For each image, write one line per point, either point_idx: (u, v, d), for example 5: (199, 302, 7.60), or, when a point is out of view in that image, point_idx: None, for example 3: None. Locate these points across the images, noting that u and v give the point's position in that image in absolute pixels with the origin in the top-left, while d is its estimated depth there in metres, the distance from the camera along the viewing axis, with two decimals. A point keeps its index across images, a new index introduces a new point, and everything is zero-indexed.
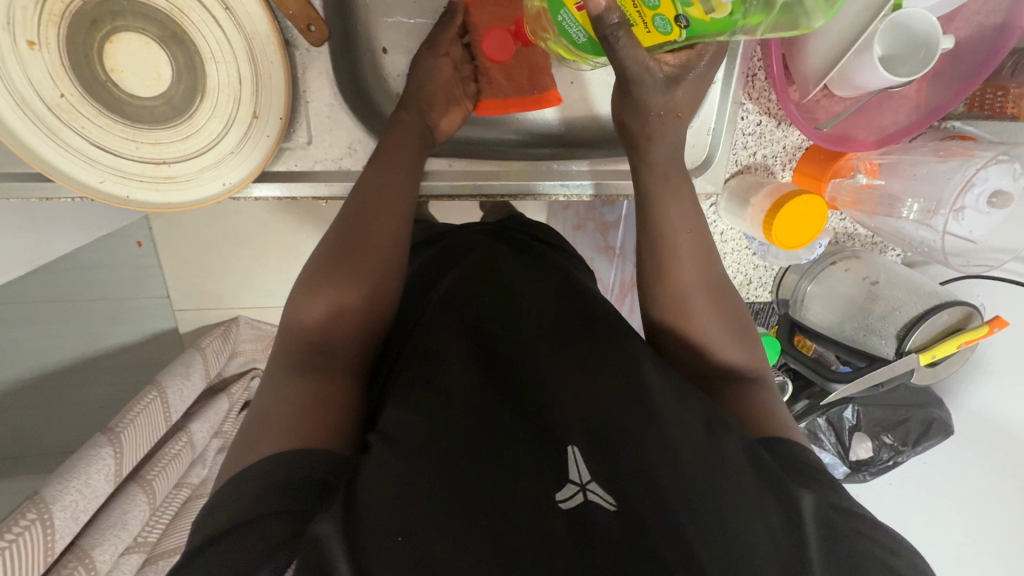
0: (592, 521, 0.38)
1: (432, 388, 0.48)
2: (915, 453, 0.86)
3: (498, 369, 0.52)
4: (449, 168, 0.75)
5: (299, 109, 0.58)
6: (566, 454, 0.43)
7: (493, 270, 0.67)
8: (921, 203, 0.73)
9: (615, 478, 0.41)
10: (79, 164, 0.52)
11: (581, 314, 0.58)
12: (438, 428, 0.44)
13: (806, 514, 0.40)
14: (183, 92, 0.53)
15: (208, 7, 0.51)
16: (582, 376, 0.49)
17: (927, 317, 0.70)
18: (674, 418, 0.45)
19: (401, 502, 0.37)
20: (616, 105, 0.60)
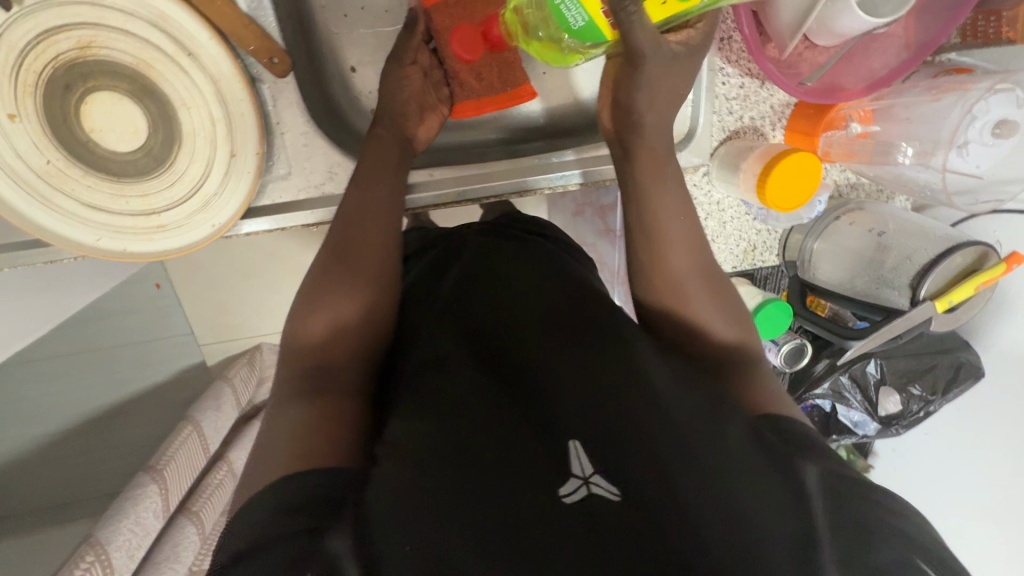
0: (598, 514, 0.37)
1: (430, 393, 0.48)
2: (945, 400, 0.84)
3: (499, 363, 0.52)
4: (429, 179, 0.74)
5: (275, 141, 0.59)
6: (568, 447, 0.41)
7: (488, 269, 0.66)
8: (916, 145, 0.71)
9: (618, 465, 0.40)
10: (76, 225, 0.54)
11: (579, 304, 0.57)
12: (437, 433, 0.43)
13: (814, 491, 0.39)
14: (161, 142, 0.55)
15: (172, 56, 0.52)
16: (582, 365, 0.48)
17: (939, 263, 0.68)
18: (678, 401, 0.45)
19: (405, 511, 0.38)
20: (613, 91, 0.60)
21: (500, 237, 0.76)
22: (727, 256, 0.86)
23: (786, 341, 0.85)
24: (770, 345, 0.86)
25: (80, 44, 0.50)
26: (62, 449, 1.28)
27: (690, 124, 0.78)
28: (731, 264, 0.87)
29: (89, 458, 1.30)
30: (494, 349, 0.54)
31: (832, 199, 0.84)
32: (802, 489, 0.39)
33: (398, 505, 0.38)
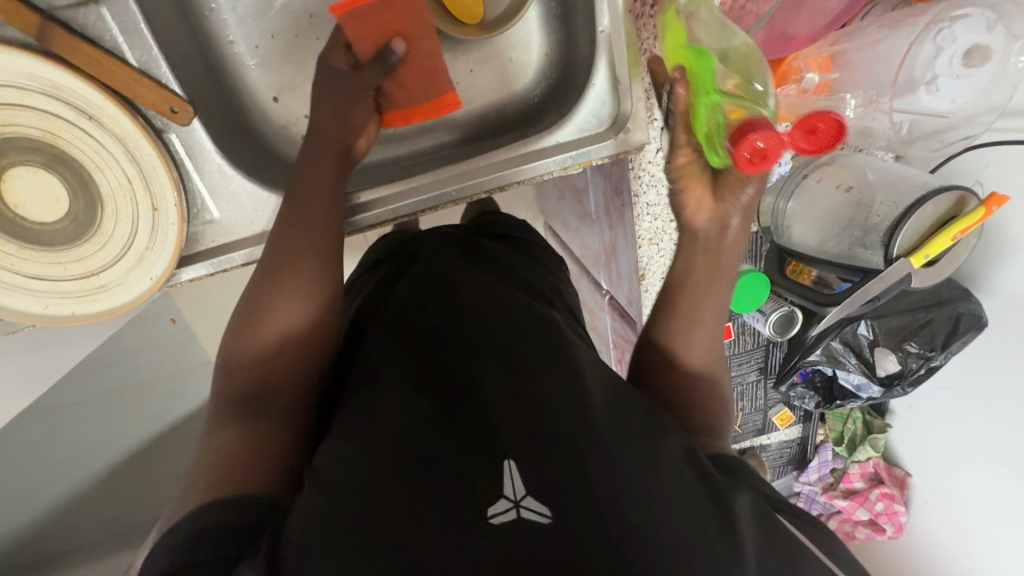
0: (522, 536, 0.36)
1: (368, 417, 0.48)
2: (949, 354, 0.78)
3: (441, 384, 0.51)
4: (362, 200, 0.67)
5: (196, 188, 0.59)
6: (504, 468, 0.40)
7: (434, 281, 0.65)
8: (860, 96, 0.67)
9: (549, 485, 0.39)
10: (21, 298, 0.56)
11: (523, 321, 0.57)
12: (370, 458, 0.43)
13: (741, 512, 0.40)
14: (84, 207, 0.56)
15: (74, 122, 0.52)
16: (519, 386, 0.48)
17: (909, 214, 0.63)
18: (617, 427, 0.44)
19: (330, 529, 0.37)
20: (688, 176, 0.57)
21: (453, 242, 0.75)
22: None
23: (772, 310, 0.81)
24: (756, 315, 0.82)
25: None
26: None
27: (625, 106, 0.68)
28: None
29: None
30: (437, 368, 0.53)
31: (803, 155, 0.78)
32: (729, 512, 0.40)
33: (325, 523, 0.37)
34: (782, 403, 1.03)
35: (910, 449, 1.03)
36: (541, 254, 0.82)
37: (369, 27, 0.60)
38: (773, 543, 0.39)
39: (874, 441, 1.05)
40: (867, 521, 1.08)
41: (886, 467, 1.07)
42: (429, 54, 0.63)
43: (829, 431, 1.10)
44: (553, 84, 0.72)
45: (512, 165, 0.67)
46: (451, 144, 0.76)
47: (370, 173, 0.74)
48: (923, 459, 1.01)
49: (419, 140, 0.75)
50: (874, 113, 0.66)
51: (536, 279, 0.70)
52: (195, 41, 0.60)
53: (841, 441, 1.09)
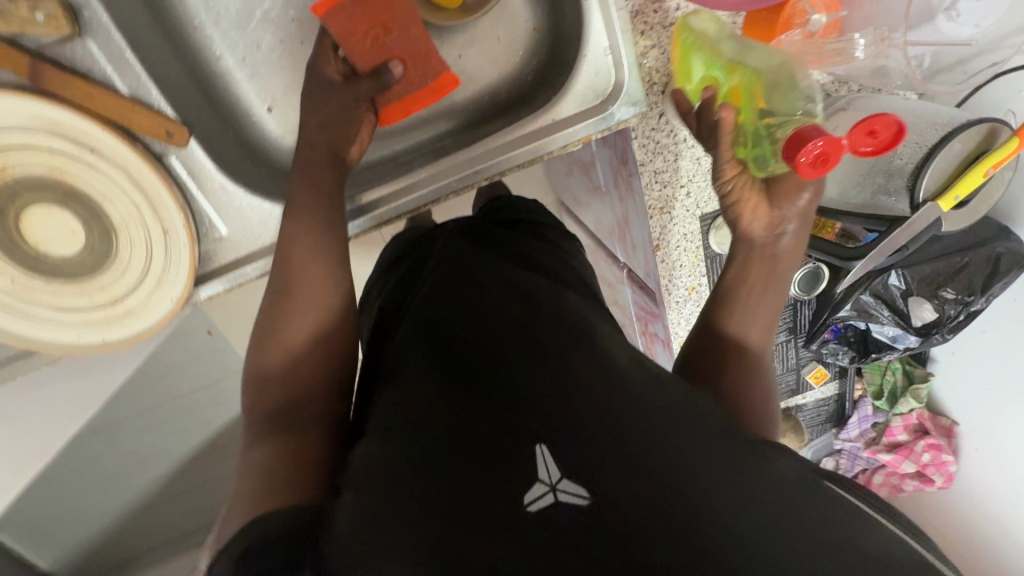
0: (561, 519, 0.36)
1: (398, 408, 0.48)
2: (989, 298, 0.74)
3: (465, 367, 0.50)
4: (362, 202, 0.67)
5: (202, 207, 0.60)
6: (536, 454, 0.40)
7: (451, 270, 0.64)
8: (869, 34, 0.61)
9: (584, 467, 0.38)
10: (56, 330, 0.59)
11: (542, 300, 0.56)
12: (405, 449, 0.43)
13: (780, 470, 0.39)
14: (99, 238, 0.57)
15: (78, 157, 0.54)
16: (545, 365, 0.48)
17: (935, 155, 0.59)
18: (648, 401, 0.43)
19: (374, 526, 0.38)
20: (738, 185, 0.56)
21: (467, 232, 0.74)
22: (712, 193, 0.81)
23: (796, 268, 0.78)
24: None
25: None
26: None
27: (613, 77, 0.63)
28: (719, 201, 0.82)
29: None
30: (460, 352, 0.52)
31: None
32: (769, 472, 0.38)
33: (368, 522, 0.38)
34: (816, 360, 0.99)
35: (955, 396, 1.00)
36: (554, 233, 0.80)
37: (353, 23, 0.61)
38: (822, 499, 0.37)
39: (916, 393, 1.02)
40: (914, 472, 1.05)
41: (932, 417, 1.03)
42: (418, 38, 0.63)
43: (868, 385, 1.05)
44: (545, 59, 0.70)
45: (513, 146, 0.65)
46: (450, 132, 0.74)
47: (367, 174, 0.73)
48: (971, 405, 0.97)
49: (418, 132, 0.74)
50: (888, 49, 0.61)
51: (551, 261, 0.68)
52: (183, 61, 0.60)
53: (881, 395, 1.05)
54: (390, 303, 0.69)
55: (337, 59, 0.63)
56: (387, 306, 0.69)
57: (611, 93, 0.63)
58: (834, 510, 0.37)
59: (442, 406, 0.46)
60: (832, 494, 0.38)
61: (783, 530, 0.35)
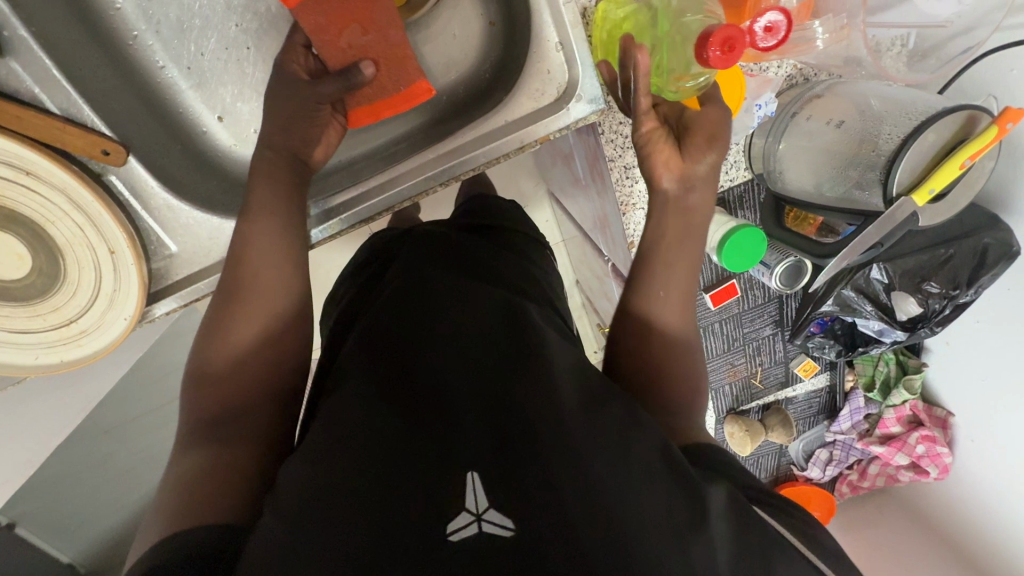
0: (483, 552, 0.35)
1: (334, 423, 0.47)
2: (977, 290, 0.70)
3: (406, 380, 0.49)
4: (320, 210, 0.65)
5: (148, 224, 0.59)
6: (465, 480, 0.39)
7: (404, 280, 0.62)
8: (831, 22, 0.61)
9: (510, 495, 0.38)
10: (14, 351, 0.59)
11: (493, 315, 0.55)
12: (334, 467, 0.42)
13: (712, 505, 0.38)
14: (46, 259, 0.57)
15: (14, 180, 0.52)
16: (485, 384, 0.46)
17: (909, 145, 0.55)
18: (586, 422, 0.42)
19: (294, 556, 0.36)
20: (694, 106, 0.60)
21: (427, 237, 0.73)
22: None
23: (777, 262, 0.76)
24: (760, 270, 0.77)
25: None
26: None
27: (569, 71, 0.60)
28: None
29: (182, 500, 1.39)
30: (403, 362, 0.51)
31: (793, 88, 0.70)
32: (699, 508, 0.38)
33: (289, 551, 0.37)
34: (804, 353, 0.97)
35: (951, 386, 0.96)
36: (517, 237, 0.79)
37: (329, 19, 0.57)
38: (746, 542, 0.37)
39: (908, 384, 0.98)
40: (908, 464, 1.03)
41: (926, 408, 1.00)
42: (395, 42, 0.59)
43: (859, 377, 1.03)
44: (501, 55, 0.67)
45: (466, 149, 0.63)
46: (408, 135, 0.72)
47: (327, 180, 0.71)
48: (967, 395, 0.94)
49: (375, 135, 0.72)
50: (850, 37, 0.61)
51: (509, 267, 0.67)
52: (123, 73, 0.59)
53: (873, 386, 1.02)
54: (345, 314, 0.67)
55: (307, 56, 0.61)
56: (341, 317, 0.67)
57: (567, 90, 0.60)
58: (754, 554, 0.37)
59: (376, 425, 0.45)
60: (754, 533, 0.38)
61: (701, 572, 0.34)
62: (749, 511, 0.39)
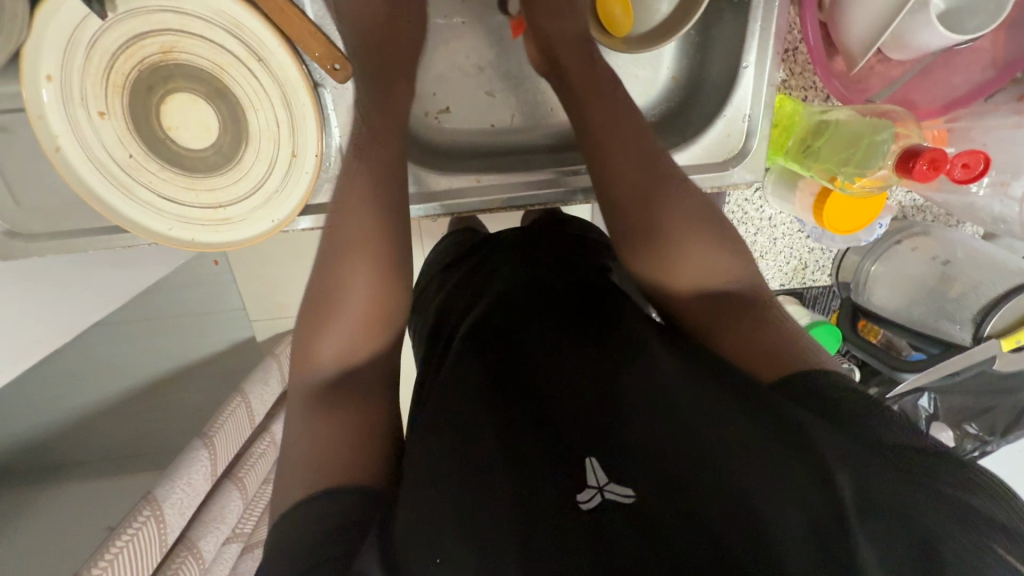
0: (609, 523, 0.37)
1: (442, 395, 0.49)
2: (1003, 441, 0.80)
3: (513, 371, 0.51)
4: (479, 184, 0.68)
5: (333, 142, 0.61)
6: (584, 463, 0.41)
7: (507, 269, 0.65)
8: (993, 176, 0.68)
9: (630, 475, 0.40)
10: (151, 215, 0.58)
11: (596, 316, 0.56)
12: (451, 436, 0.44)
13: (830, 454, 0.36)
14: (230, 140, 0.58)
15: (244, 61, 0.55)
16: (594, 372, 0.48)
17: (1007, 299, 0.65)
18: (695, 403, 0.41)
19: (420, 517, 0.37)
20: (837, 218, 0.66)
21: (530, 234, 0.75)
22: (775, 273, 0.84)
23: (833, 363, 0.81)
24: None
25: (163, 48, 0.54)
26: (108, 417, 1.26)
27: (744, 140, 0.66)
28: (779, 281, 0.85)
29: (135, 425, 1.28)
30: (510, 350, 0.53)
31: (894, 221, 0.79)
32: (822, 465, 0.35)
33: (415, 512, 0.38)
34: None
35: None
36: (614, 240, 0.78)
37: None
38: (877, 485, 0.34)
39: None
40: None
41: None
42: None
43: None
44: (674, 106, 0.71)
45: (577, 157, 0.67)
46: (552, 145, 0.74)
47: (463, 161, 0.72)
48: None
49: (529, 133, 0.74)
50: (1000, 196, 0.68)
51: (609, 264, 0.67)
52: None
53: None
54: (448, 301, 0.69)
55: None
56: (445, 304, 0.69)
57: (736, 156, 0.67)
58: (892, 500, 0.34)
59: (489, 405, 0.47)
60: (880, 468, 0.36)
61: (837, 526, 0.32)
62: (867, 453, 0.37)
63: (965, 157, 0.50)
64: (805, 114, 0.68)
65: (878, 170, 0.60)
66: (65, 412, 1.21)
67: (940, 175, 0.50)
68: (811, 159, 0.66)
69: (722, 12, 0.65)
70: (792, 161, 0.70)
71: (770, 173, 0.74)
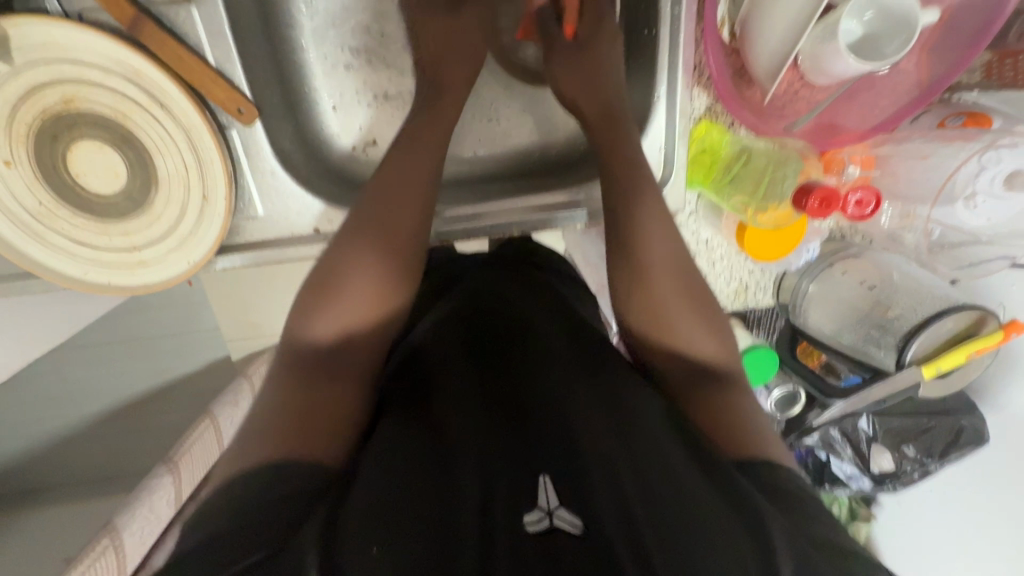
0: (556, 546, 0.35)
1: (420, 405, 0.49)
2: (943, 463, 0.78)
3: (491, 385, 0.51)
4: (451, 218, 0.69)
5: (243, 182, 0.61)
6: (539, 480, 0.40)
7: (494, 293, 0.64)
8: (903, 203, 0.71)
9: (584, 495, 0.38)
10: (66, 262, 0.58)
11: (576, 341, 0.56)
12: (423, 441, 0.43)
13: (775, 529, 0.36)
14: (140, 184, 0.58)
15: (147, 108, 0.55)
16: (574, 397, 0.47)
17: (927, 327, 0.64)
18: (660, 444, 0.42)
19: (374, 512, 0.36)
20: (754, 252, 0.69)
21: (517, 255, 0.74)
22: (717, 294, 0.82)
23: (776, 385, 0.80)
24: (757, 389, 0.81)
25: (65, 98, 0.54)
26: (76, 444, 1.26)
27: (662, 170, 0.65)
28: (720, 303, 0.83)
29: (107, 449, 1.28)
30: (495, 369, 0.53)
31: (830, 242, 0.77)
32: (765, 533, 0.35)
33: (370, 504, 0.36)
34: None
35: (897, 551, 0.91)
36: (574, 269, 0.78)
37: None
38: (811, 563, 0.34)
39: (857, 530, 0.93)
40: None
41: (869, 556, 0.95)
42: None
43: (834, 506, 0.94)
44: None
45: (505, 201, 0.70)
46: (479, 175, 0.75)
47: None
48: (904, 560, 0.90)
49: (461, 165, 0.75)
50: (912, 222, 0.72)
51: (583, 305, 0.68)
52: (270, 45, 0.62)
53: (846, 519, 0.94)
54: (417, 313, 0.68)
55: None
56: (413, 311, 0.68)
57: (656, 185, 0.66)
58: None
59: (464, 412, 0.46)
60: (812, 538, 0.36)
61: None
62: (796, 518, 0.38)
63: (857, 193, 0.50)
64: (728, 141, 0.69)
65: (782, 205, 0.62)
66: (38, 437, 1.22)
67: (832, 213, 0.49)
68: (727, 190, 0.69)
69: (637, 43, 0.65)
70: (714, 191, 0.70)
71: (699, 199, 0.74)
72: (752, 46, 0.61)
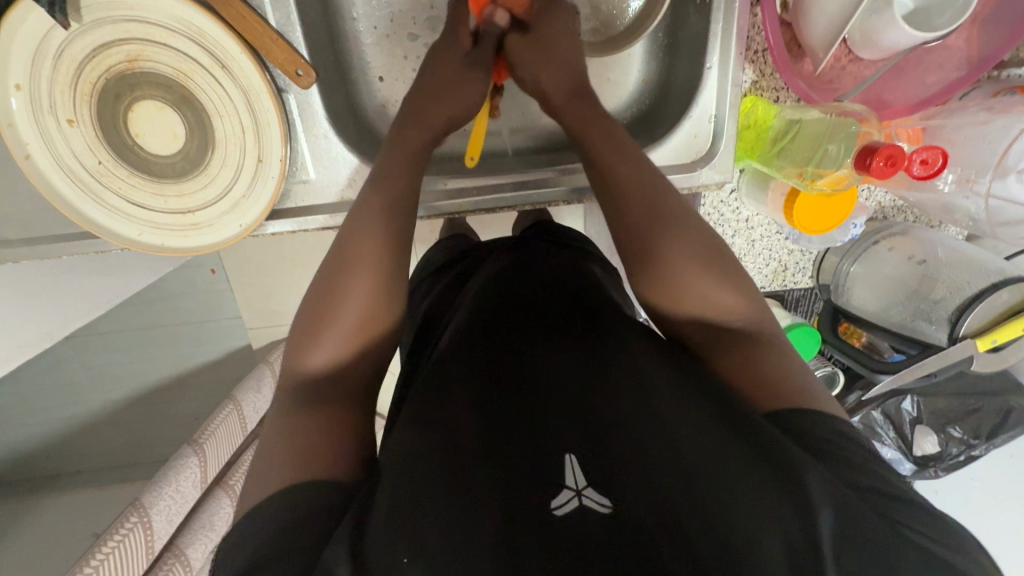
0: (585, 531, 0.34)
1: (432, 395, 0.46)
2: (988, 446, 0.78)
3: (500, 373, 0.48)
4: (446, 188, 0.68)
5: (298, 145, 0.62)
6: (565, 460, 0.38)
7: (500, 270, 0.62)
8: (958, 171, 0.67)
9: (612, 477, 0.37)
10: (122, 222, 0.59)
11: (592, 323, 0.52)
12: (435, 439, 0.41)
13: (814, 489, 0.34)
14: (196, 147, 0.59)
15: (208, 69, 0.56)
16: (577, 373, 0.46)
17: (983, 298, 0.65)
18: (690, 426, 0.39)
19: (396, 523, 0.35)
20: (819, 224, 0.66)
21: (533, 239, 0.71)
22: (756, 275, 0.82)
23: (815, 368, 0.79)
24: None
25: (129, 57, 0.55)
26: (103, 429, 1.26)
27: (712, 140, 0.66)
28: (759, 284, 0.83)
29: (131, 435, 1.28)
30: (499, 355, 0.50)
31: (872, 221, 0.78)
32: (795, 483, 0.35)
33: (392, 515, 0.35)
34: None
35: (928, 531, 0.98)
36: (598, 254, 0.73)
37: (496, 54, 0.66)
38: (856, 514, 0.34)
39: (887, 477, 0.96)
40: None
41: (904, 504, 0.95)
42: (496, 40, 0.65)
43: None
44: (646, 109, 0.71)
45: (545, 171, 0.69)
46: (521, 150, 0.74)
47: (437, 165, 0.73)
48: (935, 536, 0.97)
49: (500, 139, 0.74)
50: (968, 192, 0.67)
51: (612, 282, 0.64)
52: (323, 10, 0.62)
53: None
54: (439, 301, 0.65)
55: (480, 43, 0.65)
56: (432, 306, 0.65)
57: (704, 156, 0.66)
58: (866, 545, 0.32)
59: (475, 400, 0.45)
60: (862, 511, 0.34)
61: (811, 553, 0.32)
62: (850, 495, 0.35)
63: (923, 153, 0.51)
64: (778, 112, 0.67)
65: (837, 170, 0.60)
66: (67, 419, 1.23)
67: (896, 173, 0.51)
68: (780, 159, 0.66)
69: (687, 15, 0.65)
70: (762, 163, 0.69)
71: (743, 174, 0.74)
72: (805, 14, 0.61)
